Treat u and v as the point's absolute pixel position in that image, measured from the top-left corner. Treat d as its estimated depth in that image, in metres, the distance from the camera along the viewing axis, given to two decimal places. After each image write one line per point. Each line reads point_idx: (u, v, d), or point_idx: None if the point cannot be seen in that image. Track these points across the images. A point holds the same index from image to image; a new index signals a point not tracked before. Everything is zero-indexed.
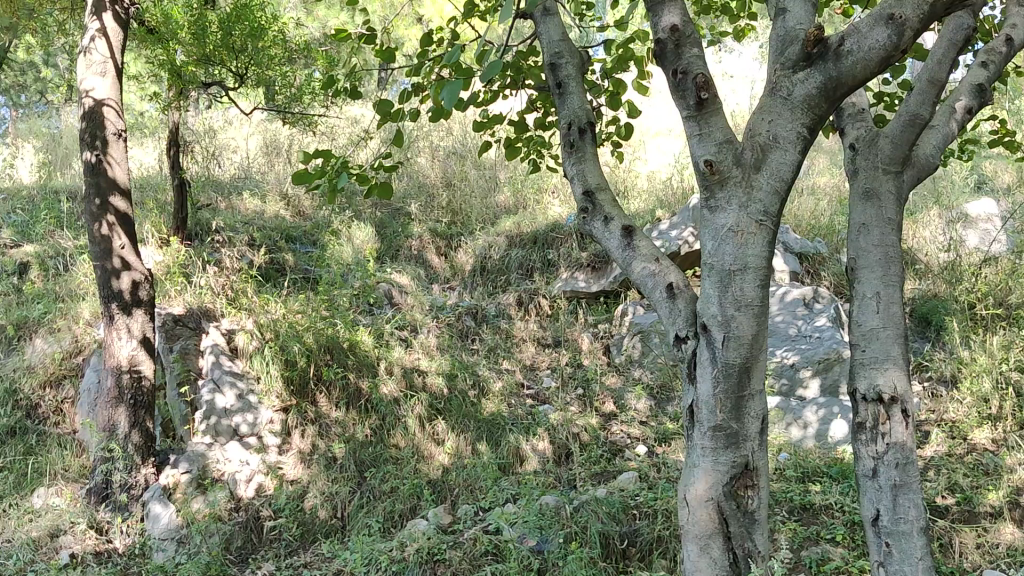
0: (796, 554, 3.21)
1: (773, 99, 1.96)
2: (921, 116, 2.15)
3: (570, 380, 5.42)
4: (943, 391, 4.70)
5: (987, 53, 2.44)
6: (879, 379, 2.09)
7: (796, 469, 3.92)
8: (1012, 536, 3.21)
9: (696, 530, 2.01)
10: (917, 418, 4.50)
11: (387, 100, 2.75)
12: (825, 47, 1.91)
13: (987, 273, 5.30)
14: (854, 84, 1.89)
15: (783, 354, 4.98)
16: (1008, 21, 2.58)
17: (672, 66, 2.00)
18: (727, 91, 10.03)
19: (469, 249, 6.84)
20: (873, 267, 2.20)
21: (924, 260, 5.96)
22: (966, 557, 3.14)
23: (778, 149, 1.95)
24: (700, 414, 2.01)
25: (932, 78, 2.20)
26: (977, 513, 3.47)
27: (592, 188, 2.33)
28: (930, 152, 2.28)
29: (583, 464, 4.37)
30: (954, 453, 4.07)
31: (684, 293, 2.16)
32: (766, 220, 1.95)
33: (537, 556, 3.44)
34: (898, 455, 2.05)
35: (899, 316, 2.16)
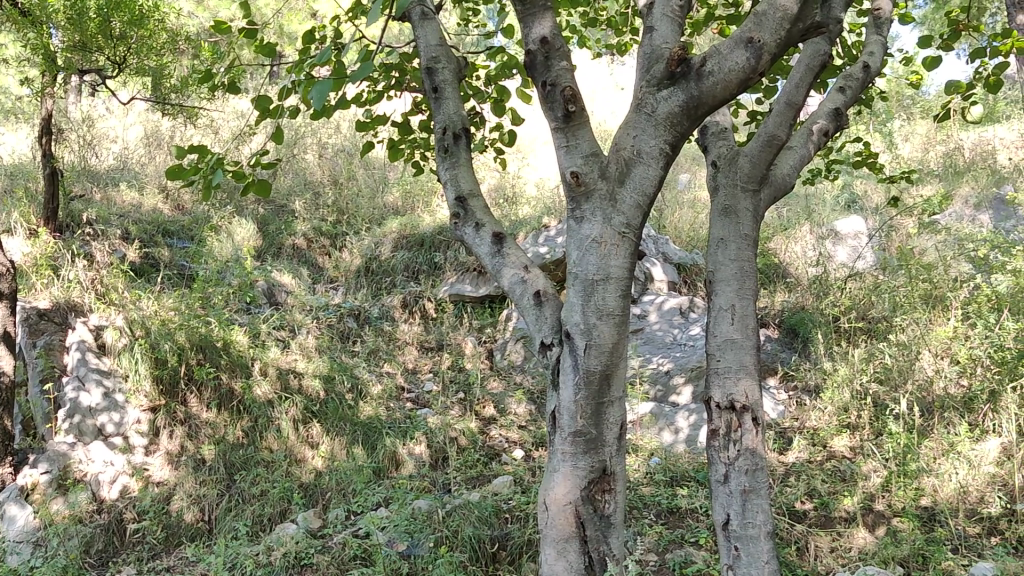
0: (661, 557, 3.29)
1: (638, 115, 2.01)
2: (779, 137, 2.26)
3: (451, 384, 5.43)
4: (807, 399, 4.92)
5: (844, 78, 2.55)
6: (732, 388, 2.16)
7: (665, 473, 4.03)
8: (864, 540, 3.36)
9: (553, 534, 2.03)
10: (781, 425, 4.70)
11: (265, 96, 2.70)
12: (687, 67, 1.97)
13: (852, 288, 5.55)
14: (715, 103, 1.97)
15: (658, 361, 5.10)
16: (866, 49, 2.70)
17: (541, 78, 2.02)
18: (603, 106, 10.16)
19: (354, 249, 6.73)
20: (729, 280, 2.27)
21: (794, 274, 6.20)
22: (820, 560, 3.26)
23: (642, 163, 2.01)
24: (561, 419, 2.04)
25: (791, 100, 2.30)
26: (833, 518, 3.64)
27: (465, 194, 2.34)
28: (787, 172, 2.37)
29: (459, 468, 4.38)
30: (814, 459, 4.25)
31: (551, 301, 2.20)
32: (628, 232, 2.01)
33: (406, 560, 3.43)
34: (749, 461, 2.12)
35: (752, 328, 2.24)
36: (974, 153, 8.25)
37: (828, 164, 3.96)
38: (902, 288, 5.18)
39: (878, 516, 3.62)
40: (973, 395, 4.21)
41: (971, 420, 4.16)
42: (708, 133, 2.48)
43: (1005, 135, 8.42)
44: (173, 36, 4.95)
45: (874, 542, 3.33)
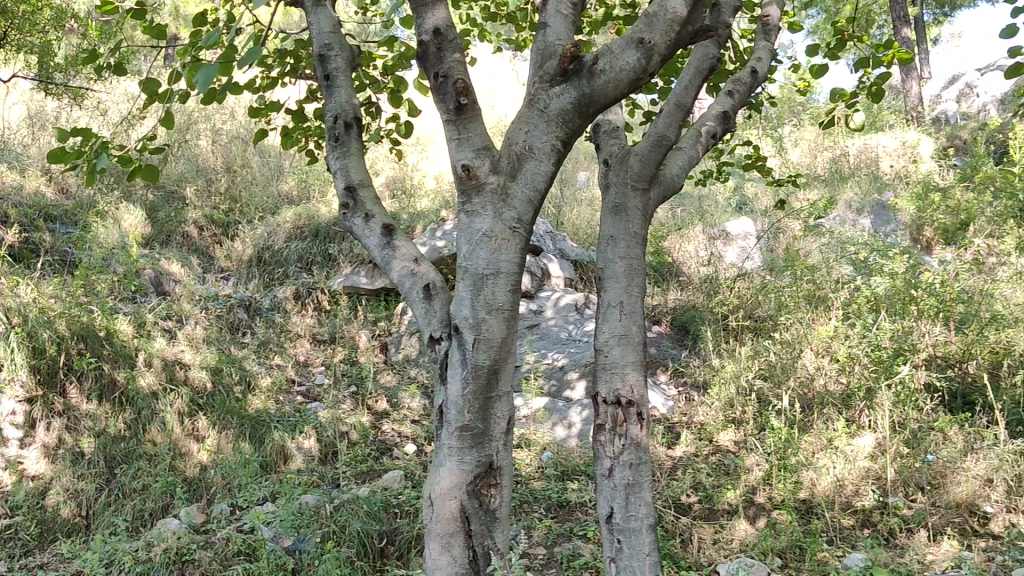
0: (550, 551, 3.32)
1: (530, 111, 2.03)
2: (667, 138, 2.31)
3: (343, 378, 5.36)
4: (695, 395, 5.07)
5: (733, 82, 2.60)
6: (618, 383, 2.18)
7: (556, 467, 4.06)
8: (745, 532, 3.43)
9: (437, 529, 2.01)
10: (670, 420, 4.80)
11: (154, 80, 2.61)
12: (580, 65, 2.04)
13: (741, 288, 5.70)
14: (605, 101, 2.04)
15: (553, 356, 5.14)
16: (754, 54, 2.76)
17: (433, 69, 2.01)
18: (503, 101, 10.17)
19: (247, 239, 6.57)
20: (617, 277, 2.29)
21: (686, 273, 6.34)
22: (703, 552, 3.31)
23: (533, 159, 2.03)
24: (448, 414, 2.03)
25: (679, 102, 2.35)
26: (717, 510, 3.73)
27: (355, 184, 2.31)
28: (675, 172, 2.41)
29: (349, 463, 4.33)
30: (700, 453, 4.37)
31: (440, 294, 2.19)
32: (518, 227, 2.02)
33: (292, 556, 3.37)
34: (633, 455, 2.13)
35: (638, 324, 2.27)
36: (858, 159, 8.56)
37: (719, 166, 4.09)
38: (788, 288, 5.32)
39: (759, 508, 3.72)
40: (851, 393, 4.37)
41: (848, 416, 4.32)
42: (599, 131, 2.50)
43: (888, 144, 8.77)
44: (58, 11, 4.75)
45: (754, 533, 3.40)
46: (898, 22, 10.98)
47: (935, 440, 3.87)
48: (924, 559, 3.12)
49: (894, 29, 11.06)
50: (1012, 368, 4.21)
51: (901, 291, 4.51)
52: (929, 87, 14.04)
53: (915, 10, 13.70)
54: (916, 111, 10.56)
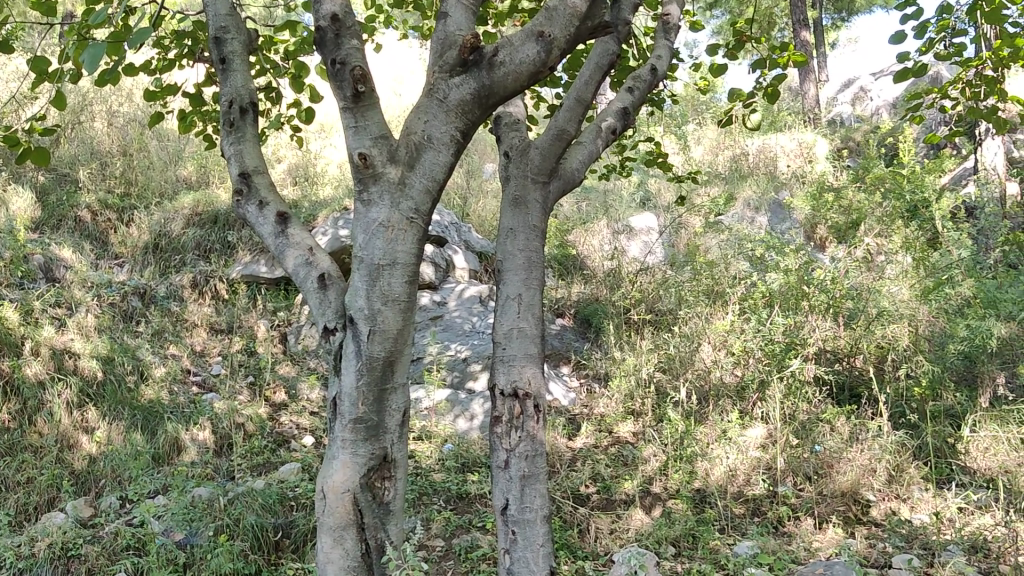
0: (448, 542, 3.32)
1: (429, 101, 2.02)
2: (567, 132, 2.30)
3: (240, 368, 5.26)
4: (597, 387, 5.16)
5: (633, 79, 2.61)
6: (515, 375, 2.16)
7: (456, 459, 4.06)
8: (640, 521, 3.47)
9: (330, 522, 1.98)
10: (571, 412, 4.86)
11: (43, 58, 2.50)
12: (479, 56, 2.02)
13: (643, 282, 5.78)
14: (505, 93, 2.05)
15: (456, 347, 5.13)
16: (655, 51, 2.79)
17: (330, 56, 1.97)
18: (409, 88, 10.12)
19: (142, 224, 6.37)
20: (517, 270, 2.27)
21: (590, 266, 6.41)
22: (599, 541, 3.33)
23: (431, 149, 2.01)
24: (341, 406, 2.00)
25: (580, 97, 2.35)
26: (614, 501, 3.78)
27: (249, 170, 2.26)
28: (575, 167, 2.40)
29: (245, 455, 4.25)
30: (600, 444, 4.43)
31: (335, 285, 2.15)
32: (416, 217, 2.00)
33: (183, 550, 3.28)
34: (530, 447, 2.11)
35: (536, 316, 2.25)
36: (758, 158, 8.77)
37: (621, 161, 4.14)
38: (688, 283, 5.40)
39: (655, 498, 3.77)
40: (745, 384, 4.48)
41: (742, 408, 4.43)
42: (501, 123, 2.45)
43: (786, 143, 9.02)
44: None
45: (649, 523, 3.44)
46: (798, 26, 11.28)
47: (822, 431, 4.00)
48: (810, 546, 3.21)
49: (794, 32, 11.37)
50: (896, 362, 4.37)
51: (794, 287, 4.65)
52: (826, 90, 14.49)
53: (814, 14, 14.11)
54: (813, 113, 10.88)
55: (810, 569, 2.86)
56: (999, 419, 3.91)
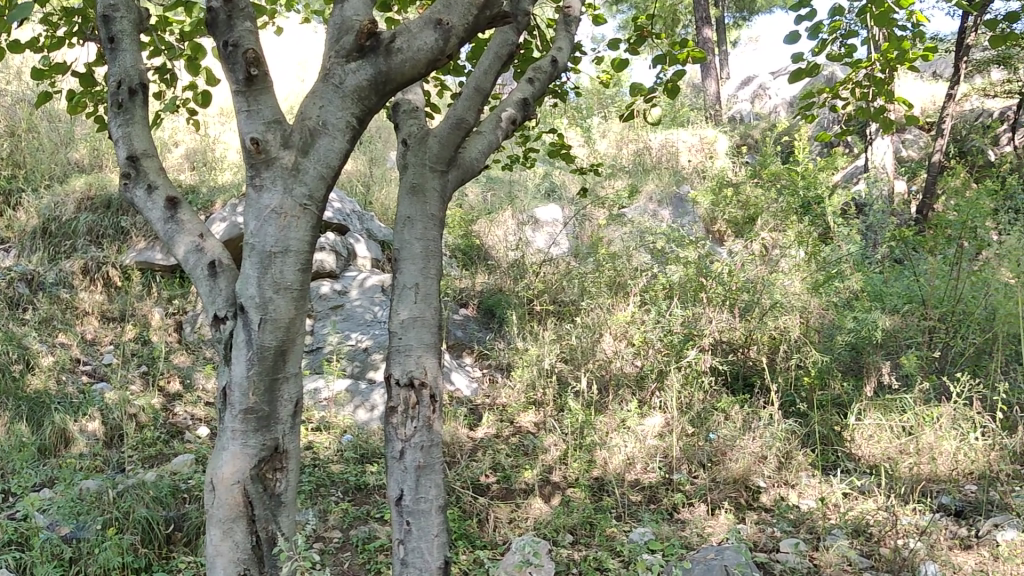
0: (345, 534, 3.29)
1: (325, 86, 1.99)
2: (466, 121, 2.26)
3: (133, 358, 5.10)
4: (498, 377, 5.19)
5: (534, 71, 2.59)
6: (411, 365, 2.13)
7: (355, 450, 4.02)
8: (540, 510, 3.44)
9: (218, 514, 1.94)
10: (473, 402, 4.87)
11: None
12: (376, 42, 2.00)
13: (546, 272, 5.81)
14: (402, 80, 2.03)
15: (357, 337, 5.08)
16: (555, 44, 2.80)
17: (222, 37, 1.92)
18: (311, 73, 10.01)
19: (30, 208, 6.12)
20: (414, 259, 2.23)
21: (494, 257, 6.42)
22: (498, 531, 3.31)
23: (326, 135, 1.99)
24: (231, 396, 1.96)
25: (479, 86, 2.33)
26: (513, 490, 3.76)
27: (138, 154, 2.20)
28: (474, 156, 2.37)
29: (136, 447, 4.13)
30: (501, 434, 4.44)
31: (226, 272, 2.11)
32: (309, 204, 1.98)
33: (69, 545, 3.17)
34: (425, 438, 2.10)
35: (433, 307, 2.22)
36: (660, 153, 8.91)
37: (525, 152, 4.15)
38: (590, 274, 5.44)
39: (554, 487, 3.78)
40: (645, 374, 4.56)
41: (641, 398, 4.50)
42: (399, 110, 2.41)
43: (688, 139, 9.30)
44: None
45: (548, 511, 3.42)
46: (701, 23, 11.49)
47: (717, 420, 4.08)
48: (703, 531, 3.27)
49: (697, 29, 11.57)
50: (787, 352, 4.48)
51: (693, 279, 4.77)
52: (727, 88, 14.81)
53: (717, 13, 14.39)
54: (714, 110, 11.10)
55: (702, 553, 2.88)
56: (883, 408, 4.06)
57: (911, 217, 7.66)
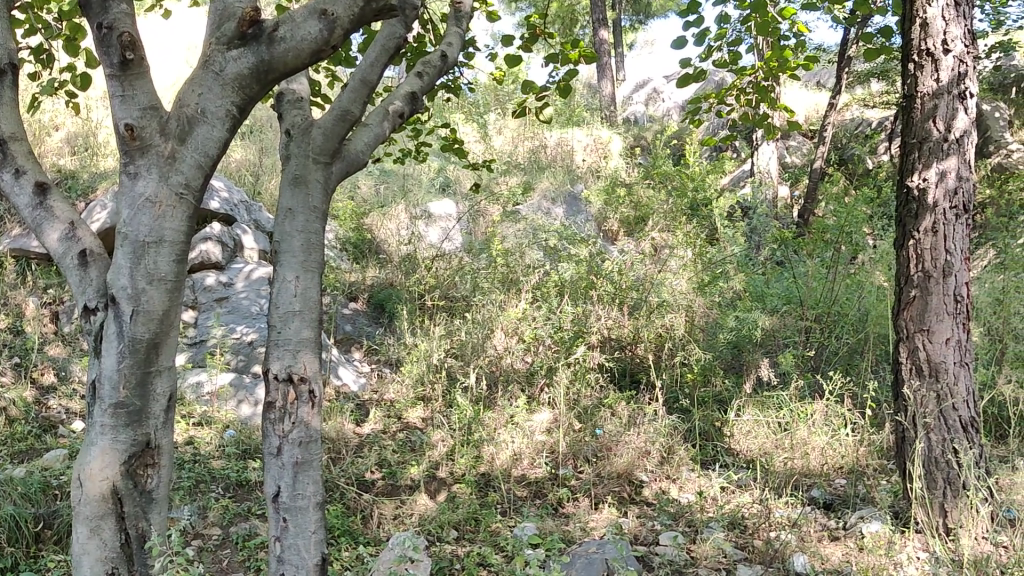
0: (225, 531, 3.22)
1: (204, 73, 1.95)
2: (351, 113, 2.23)
3: (4, 349, 4.88)
4: (387, 373, 5.16)
5: (423, 65, 2.57)
6: (290, 360, 2.09)
7: (237, 446, 3.94)
8: (424, 506, 3.43)
9: (85, 512, 1.88)
10: (361, 398, 4.83)
11: None
12: (259, 30, 1.97)
13: (438, 267, 5.79)
14: (285, 70, 1.99)
15: (242, 330, 4.98)
16: (446, 38, 2.78)
17: (96, 19, 1.85)
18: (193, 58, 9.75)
19: None
20: (294, 252, 2.19)
21: (386, 250, 6.37)
22: (382, 527, 3.28)
23: (205, 123, 1.94)
24: (100, 390, 1.90)
25: (365, 78, 2.30)
26: (398, 487, 3.72)
27: (6, 136, 2.10)
28: (359, 149, 2.33)
29: (5, 442, 3.96)
30: (388, 429, 4.41)
31: (98, 262, 2.05)
32: (185, 194, 1.93)
33: None
34: (303, 433, 2.07)
35: (314, 301, 2.19)
36: (555, 151, 9.00)
37: (417, 146, 4.12)
38: (483, 270, 5.42)
39: (440, 483, 3.75)
40: (534, 370, 4.61)
41: (530, 394, 4.53)
42: (284, 100, 2.37)
43: (582, 139, 9.39)
44: None
45: (433, 508, 3.41)
46: (597, 24, 11.64)
47: (604, 415, 4.14)
48: (586, 525, 3.30)
49: (593, 30, 11.73)
50: (672, 349, 4.56)
51: (584, 277, 4.82)
52: (622, 89, 15.05)
53: (613, 15, 14.61)
54: (609, 110, 11.28)
55: (584, 548, 2.92)
56: (761, 404, 4.20)
57: (793, 221, 7.95)
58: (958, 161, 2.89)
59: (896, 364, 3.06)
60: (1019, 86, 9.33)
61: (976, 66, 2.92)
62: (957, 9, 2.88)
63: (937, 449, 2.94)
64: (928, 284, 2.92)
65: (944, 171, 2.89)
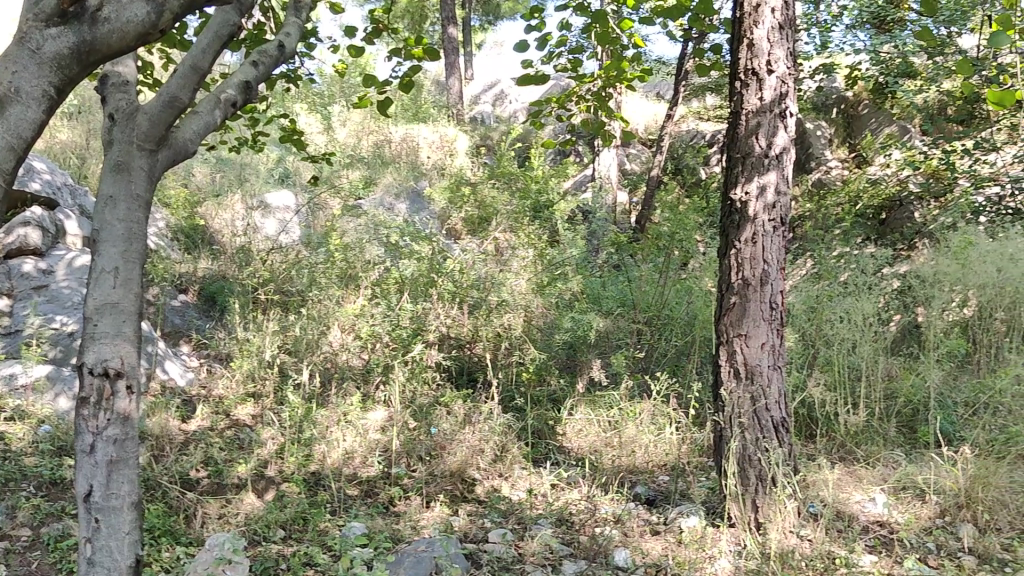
0: (35, 533, 3.05)
1: (18, 50, 1.74)
2: (180, 100, 2.16)
3: None
4: (217, 368, 5.02)
5: (259, 54, 2.51)
6: (107, 353, 2.00)
7: (52, 443, 3.74)
8: (251, 506, 3.35)
9: None
10: (188, 394, 4.69)
11: None
12: (81, 8, 1.79)
13: (274, 260, 5.66)
14: (108, 52, 1.83)
15: (62, 321, 4.74)
16: (283, 29, 2.72)
17: None
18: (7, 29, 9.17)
19: None
20: (114, 241, 2.09)
21: (220, 241, 6.19)
22: (206, 527, 3.18)
23: (19, 104, 1.74)
24: None
25: (196, 65, 2.23)
26: (224, 485, 3.62)
27: None
28: (187, 137, 2.25)
29: None
30: (215, 426, 4.28)
31: None
32: None
33: None
34: (119, 429, 2.00)
35: (133, 293, 2.11)
36: (400, 146, 8.95)
37: (254, 135, 4.00)
38: (321, 265, 5.32)
39: (268, 482, 3.66)
40: (370, 368, 4.59)
41: (365, 391, 4.51)
42: (108, 83, 2.26)
43: (429, 135, 9.40)
44: None
45: (260, 507, 3.34)
46: (446, 22, 11.65)
47: (439, 414, 4.15)
48: (417, 524, 3.28)
49: (443, 26, 11.73)
50: (509, 349, 4.63)
51: (424, 274, 4.81)
52: (470, 88, 15.12)
53: (463, 14, 14.66)
54: (456, 109, 11.31)
55: (413, 547, 2.92)
56: (592, 403, 4.31)
57: (630, 226, 8.21)
58: (776, 175, 3.06)
59: (716, 366, 3.21)
60: (839, 107, 9.93)
61: (796, 87, 3.10)
62: (781, 32, 3.04)
63: (751, 447, 3.10)
64: (747, 291, 3.07)
65: (764, 185, 3.05)
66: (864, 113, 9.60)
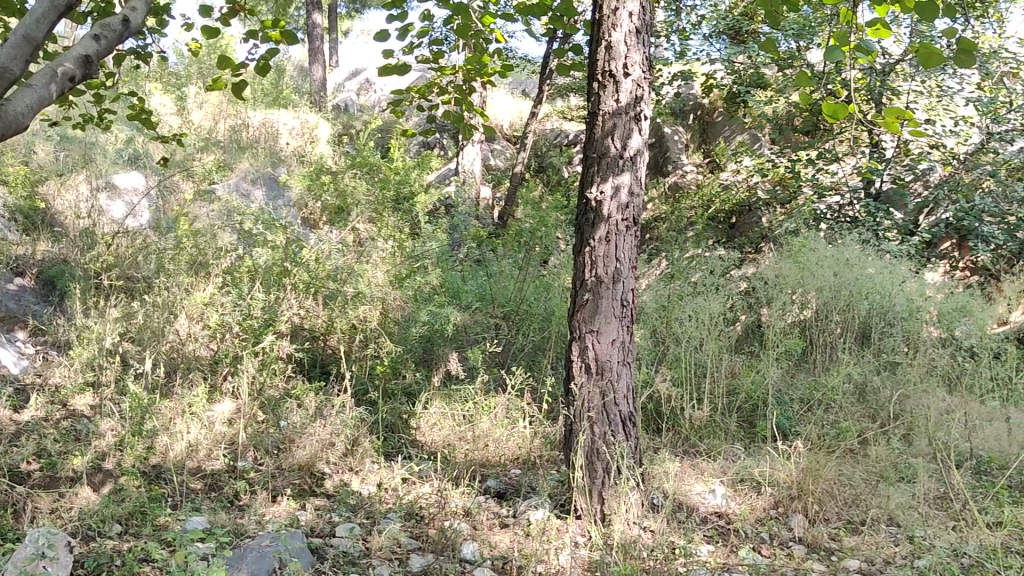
0: None
1: None
2: (11, 70, 2.03)
3: None
4: (54, 355, 4.78)
5: (101, 28, 2.40)
6: None
7: None
8: (86, 500, 3.21)
9: None
10: (22, 382, 4.45)
11: None
12: None
13: (120, 244, 5.42)
14: None
15: None
16: (127, 3, 2.61)
17: None
18: None
19: None
20: None
21: (62, 223, 5.89)
22: (35, 522, 3.02)
23: None
24: None
25: (29, 35, 2.11)
26: (58, 478, 3.44)
27: None
28: (19, 112, 2.05)
29: None
30: (50, 417, 4.07)
31: None
32: None
33: None
34: None
35: None
36: (259, 131, 8.74)
37: (99, 112, 3.81)
38: (169, 251, 5.13)
39: (106, 475, 3.51)
40: (218, 358, 4.48)
41: (212, 382, 4.41)
42: None
43: (290, 121, 9.20)
44: None
45: (96, 501, 3.19)
46: (312, 7, 11.43)
47: (289, 407, 4.08)
48: (262, 518, 3.20)
49: (307, 12, 11.50)
50: (364, 341, 4.58)
51: (278, 263, 4.69)
52: (333, 76, 14.86)
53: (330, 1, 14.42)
54: (319, 96, 11.12)
55: (256, 541, 2.84)
56: (447, 397, 4.32)
57: (492, 222, 8.26)
58: (630, 177, 3.14)
59: (568, 361, 3.25)
60: (696, 114, 10.26)
61: (650, 91, 3.19)
62: (637, 37, 3.12)
63: (599, 441, 3.17)
64: (599, 289, 3.13)
65: (618, 186, 3.12)
66: (719, 120, 9.95)
